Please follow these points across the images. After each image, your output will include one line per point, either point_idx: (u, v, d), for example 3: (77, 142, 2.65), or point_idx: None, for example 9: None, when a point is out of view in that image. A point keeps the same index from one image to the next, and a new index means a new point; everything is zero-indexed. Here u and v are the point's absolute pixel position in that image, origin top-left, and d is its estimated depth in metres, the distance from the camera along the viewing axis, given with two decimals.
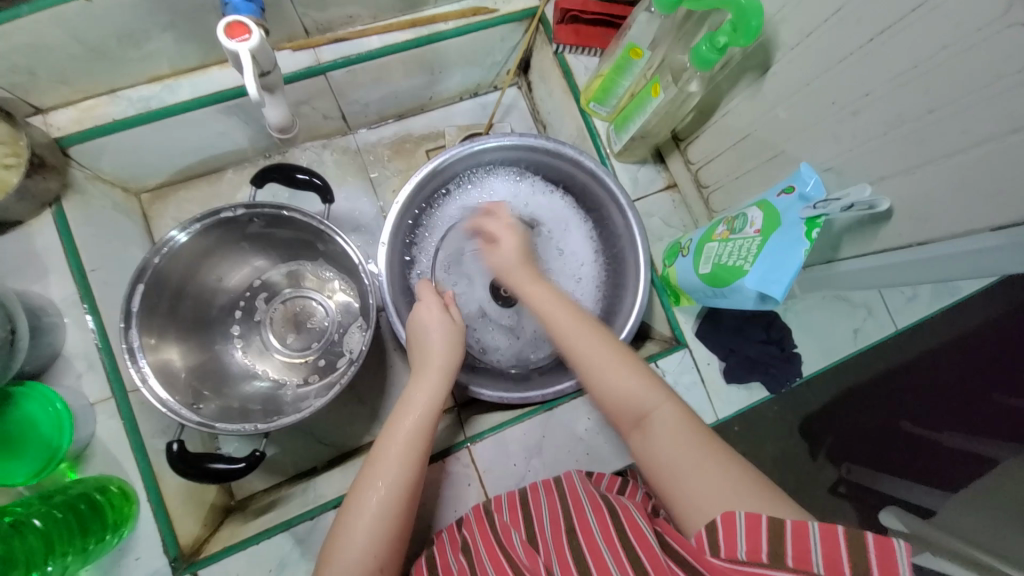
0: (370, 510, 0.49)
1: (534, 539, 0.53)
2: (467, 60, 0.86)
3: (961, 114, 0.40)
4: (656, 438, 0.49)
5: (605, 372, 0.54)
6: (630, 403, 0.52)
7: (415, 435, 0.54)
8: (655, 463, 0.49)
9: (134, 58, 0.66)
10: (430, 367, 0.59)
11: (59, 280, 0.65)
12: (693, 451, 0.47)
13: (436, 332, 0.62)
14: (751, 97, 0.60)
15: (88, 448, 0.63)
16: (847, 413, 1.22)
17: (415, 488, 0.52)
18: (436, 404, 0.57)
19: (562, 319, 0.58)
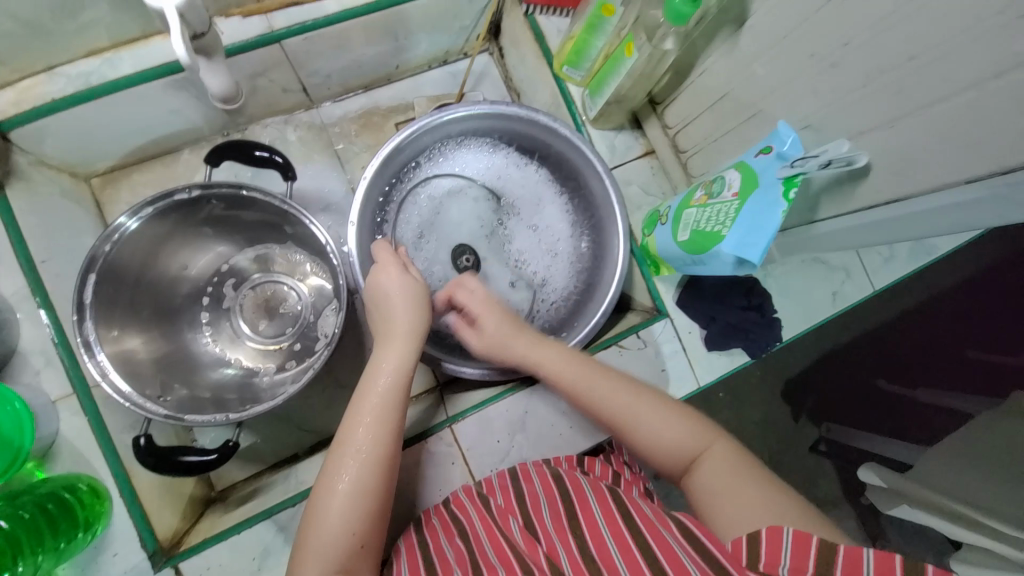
0: (345, 487, 0.48)
1: (532, 526, 0.52)
2: (433, 25, 0.81)
3: (941, 60, 0.38)
4: (708, 477, 0.49)
5: (645, 421, 0.54)
6: (675, 449, 0.52)
7: (383, 408, 0.52)
8: (707, 500, 0.48)
9: (67, 29, 0.61)
10: (396, 334, 0.57)
11: (7, 273, 0.61)
12: (740, 482, 0.48)
13: (399, 297, 0.59)
14: (727, 54, 0.57)
15: (54, 446, 0.60)
16: (828, 375, 1.24)
17: (392, 461, 0.51)
18: (404, 372, 0.55)
19: (580, 379, 0.58)
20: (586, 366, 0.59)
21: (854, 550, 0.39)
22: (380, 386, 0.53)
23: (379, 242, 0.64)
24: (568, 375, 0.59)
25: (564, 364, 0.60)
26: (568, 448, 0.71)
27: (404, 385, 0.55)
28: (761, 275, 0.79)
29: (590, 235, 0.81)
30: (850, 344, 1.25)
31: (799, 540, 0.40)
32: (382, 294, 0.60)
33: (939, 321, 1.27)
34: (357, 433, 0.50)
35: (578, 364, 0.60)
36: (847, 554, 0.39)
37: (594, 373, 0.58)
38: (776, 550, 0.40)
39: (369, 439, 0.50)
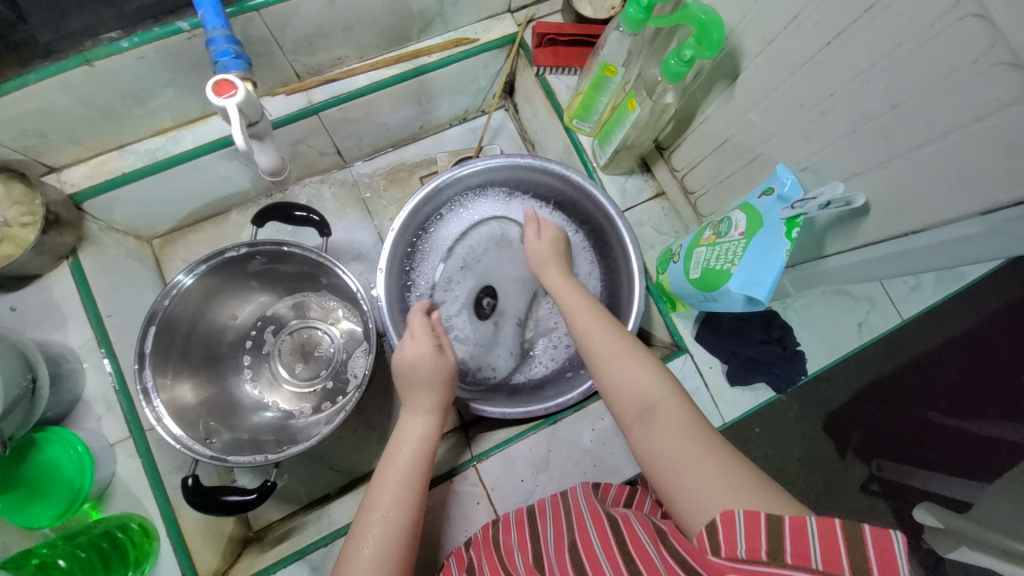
0: (371, 552, 0.50)
1: (539, 559, 0.53)
2: (453, 89, 0.89)
3: (922, 108, 0.40)
4: (658, 432, 0.50)
5: (614, 363, 0.56)
6: (637, 390, 0.53)
7: (411, 476, 0.55)
8: (654, 455, 0.49)
9: (139, 114, 0.70)
10: (423, 404, 0.61)
11: (78, 327, 0.69)
12: (692, 446, 0.47)
13: (427, 367, 0.62)
14: (724, 104, 0.61)
15: (110, 488, 0.65)
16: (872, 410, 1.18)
17: (415, 530, 0.53)
18: (428, 444, 0.58)
19: (579, 309, 0.62)
20: (581, 304, 0.63)
21: (800, 520, 0.38)
22: (405, 454, 0.56)
23: (417, 306, 0.69)
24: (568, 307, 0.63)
25: (570, 296, 0.65)
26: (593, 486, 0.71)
27: (427, 459, 0.57)
28: (780, 309, 0.79)
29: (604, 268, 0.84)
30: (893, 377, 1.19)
31: (748, 520, 0.39)
32: (413, 363, 0.62)
33: (984, 349, 1.22)
34: (384, 501, 0.52)
35: (579, 300, 0.64)
36: (794, 526, 0.38)
37: (586, 313, 0.61)
38: (731, 534, 0.39)
39: (396, 507, 0.52)
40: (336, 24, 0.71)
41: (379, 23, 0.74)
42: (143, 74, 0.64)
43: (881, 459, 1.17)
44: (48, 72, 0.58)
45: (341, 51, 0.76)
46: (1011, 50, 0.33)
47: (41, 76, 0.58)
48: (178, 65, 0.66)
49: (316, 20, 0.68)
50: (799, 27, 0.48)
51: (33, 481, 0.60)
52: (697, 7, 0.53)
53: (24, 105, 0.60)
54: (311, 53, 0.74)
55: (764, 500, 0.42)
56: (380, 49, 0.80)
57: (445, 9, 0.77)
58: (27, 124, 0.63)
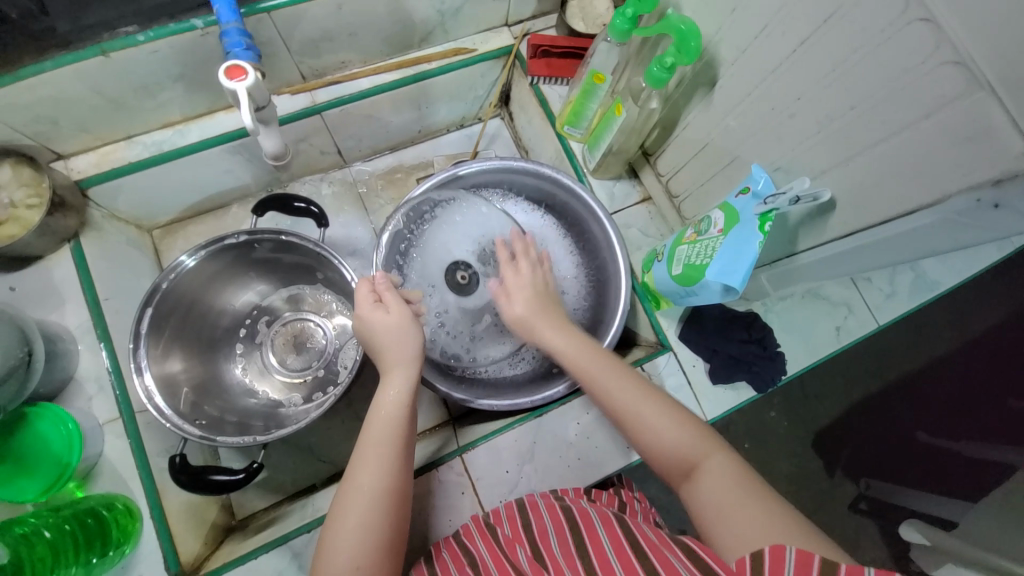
0: (354, 517, 0.51)
1: (539, 553, 0.55)
2: (451, 95, 0.93)
3: (878, 107, 0.44)
4: (706, 485, 0.52)
5: (651, 423, 0.56)
6: (680, 451, 0.54)
7: (385, 440, 0.55)
8: (701, 508, 0.51)
9: (149, 106, 0.73)
10: (394, 367, 0.59)
11: (75, 309, 0.70)
12: (739, 494, 0.50)
13: (386, 331, 0.60)
14: (704, 110, 0.65)
15: (97, 467, 0.66)
16: (859, 426, 1.19)
17: (398, 493, 0.54)
18: (401, 405, 0.58)
19: (593, 366, 0.61)
20: (602, 365, 0.61)
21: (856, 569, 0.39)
22: (381, 420, 0.56)
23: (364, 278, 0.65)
24: (581, 366, 0.61)
25: (579, 356, 0.62)
26: (577, 479, 0.72)
27: (401, 423, 0.57)
28: (761, 311, 0.82)
29: (591, 257, 0.86)
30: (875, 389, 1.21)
31: (799, 559, 0.41)
32: (372, 330, 0.61)
33: (971, 366, 1.23)
34: (362, 471, 0.53)
35: (593, 356, 0.62)
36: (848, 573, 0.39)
37: (606, 370, 0.60)
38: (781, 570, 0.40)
39: (370, 475, 0.53)
40: (343, 29, 0.75)
41: (383, 30, 0.79)
42: (156, 68, 0.68)
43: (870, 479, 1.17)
44: (63, 60, 0.61)
45: (344, 55, 0.80)
46: (955, 50, 0.37)
47: (57, 63, 0.61)
48: (191, 62, 0.69)
49: (323, 24, 0.72)
50: (768, 36, 0.52)
51: (24, 455, 0.61)
52: (677, 18, 0.58)
53: (37, 90, 0.63)
54: (317, 55, 0.78)
55: (804, 541, 0.45)
56: (383, 55, 0.84)
57: (446, 20, 0.82)
58: (39, 109, 0.66)
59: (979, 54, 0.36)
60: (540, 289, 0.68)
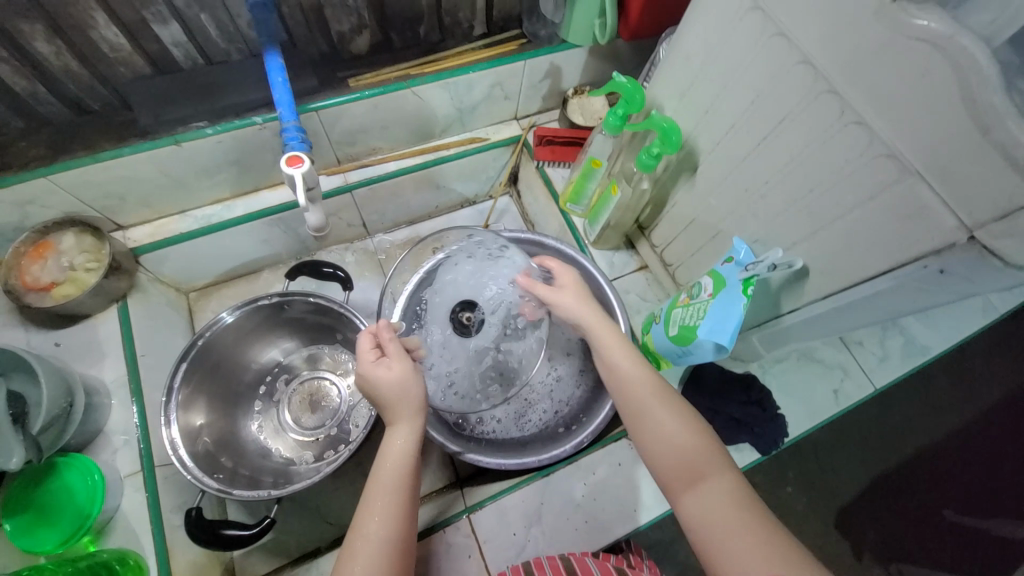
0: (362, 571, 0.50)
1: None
2: (466, 176, 1.05)
3: (833, 190, 0.52)
4: (706, 498, 0.52)
5: (665, 433, 0.58)
6: (688, 467, 0.55)
7: (392, 490, 0.55)
8: (700, 527, 0.52)
9: (205, 185, 0.84)
10: (402, 420, 0.59)
11: (114, 364, 0.75)
12: (742, 517, 0.50)
13: (387, 383, 0.59)
14: (689, 190, 0.74)
15: (112, 522, 0.67)
16: (881, 505, 1.15)
17: (404, 549, 0.53)
18: (407, 456, 0.57)
19: (637, 387, 0.62)
20: (645, 389, 0.61)
21: None
22: (386, 472, 0.56)
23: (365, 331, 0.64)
24: (629, 391, 0.62)
25: (632, 373, 0.63)
26: (584, 542, 0.72)
27: (407, 473, 0.57)
28: (759, 374, 0.86)
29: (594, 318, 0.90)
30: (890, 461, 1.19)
31: None
32: (375, 386, 0.60)
33: (981, 436, 1.22)
34: (370, 514, 0.53)
35: (641, 383, 0.62)
36: None
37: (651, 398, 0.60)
38: None
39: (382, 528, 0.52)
40: (376, 123, 0.88)
41: (410, 124, 0.92)
42: (216, 154, 0.79)
43: (901, 564, 1.12)
44: (140, 148, 0.72)
45: (376, 143, 0.93)
46: (885, 144, 0.46)
47: (134, 150, 0.72)
48: (247, 150, 0.81)
49: (360, 120, 0.85)
50: (736, 132, 0.62)
51: (47, 505, 0.63)
52: (659, 118, 0.69)
53: (115, 171, 0.73)
54: (352, 144, 0.90)
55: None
56: (408, 143, 0.97)
57: (464, 116, 0.95)
58: (112, 187, 0.76)
59: (904, 147, 0.44)
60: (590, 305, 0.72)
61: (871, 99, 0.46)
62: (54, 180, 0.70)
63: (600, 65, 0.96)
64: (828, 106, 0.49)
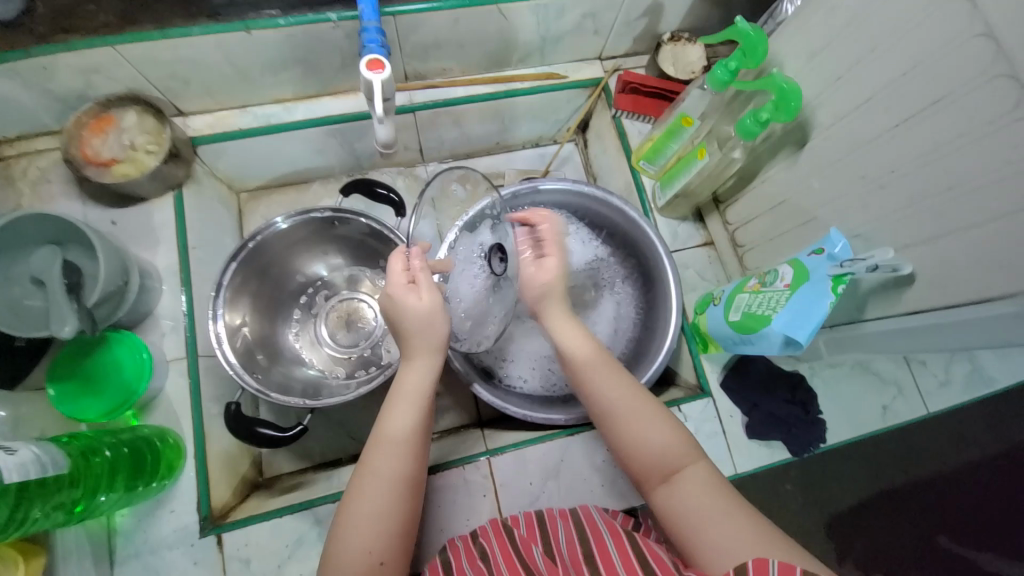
0: (371, 505, 0.52)
1: (552, 553, 0.57)
2: (535, 115, 0.98)
3: (977, 193, 0.45)
4: (680, 487, 0.53)
5: (632, 428, 0.58)
6: (659, 453, 0.55)
7: (404, 433, 0.55)
8: (679, 512, 0.52)
9: (269, 82, 0.80)
10: (417, 353, 0.58)
11: (166, 251, 0.76)
12: (714, 499, 0.51)
13: (414, 317, 0.56)
14: (787, 168, 0.67)
15: (154, 400, 0.70)
16: (883, 522, 1.14)
17: (414, 483, 0.55)
18: (422, 391, 0.58)
19: (598, 367, 0.63)
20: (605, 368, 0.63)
21: None
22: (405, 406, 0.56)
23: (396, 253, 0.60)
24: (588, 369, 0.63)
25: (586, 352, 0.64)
26: (598, 505, 0.72)
27: (425, 405, 0.58)
28: (807, 375, 0.82)
29: (639, 289, 0.89)
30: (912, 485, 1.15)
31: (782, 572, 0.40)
32: (399, 311, 0.57)
33: (1012, 478, 1.18)
34: (388, 436, 0.55)
35: (596, 360, 0.64)
36: None
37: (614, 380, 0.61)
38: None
39: (393, 463, 0.54)
40: (452, 39, 0.80)
41: (488, 47, 0.84)
42: (283, 49, 0.74)
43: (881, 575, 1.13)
44: (209, 29, 0.68)
45: (447, 63, 0.86)
46: None
47: (204, 30, 0.68)
48: (316, 50, 0.76)
49: (438, 33, 0.78)
50: (869, 109, 0.54)
51: (97, 376, 0.65)
52: (781, 77, 0.60)
53: (181, 51, 0.70)
54: (424, 60, 0.84)
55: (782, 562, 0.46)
56: (481, 68, 0.90)
57: (546, 46, 0.87)
58: (177, 68, 0.73)
59: None
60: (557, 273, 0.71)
61: None
62: (120, 50, 0.67)
63: (708, 9, 0.85)
64: (1003, 93, 0.41)
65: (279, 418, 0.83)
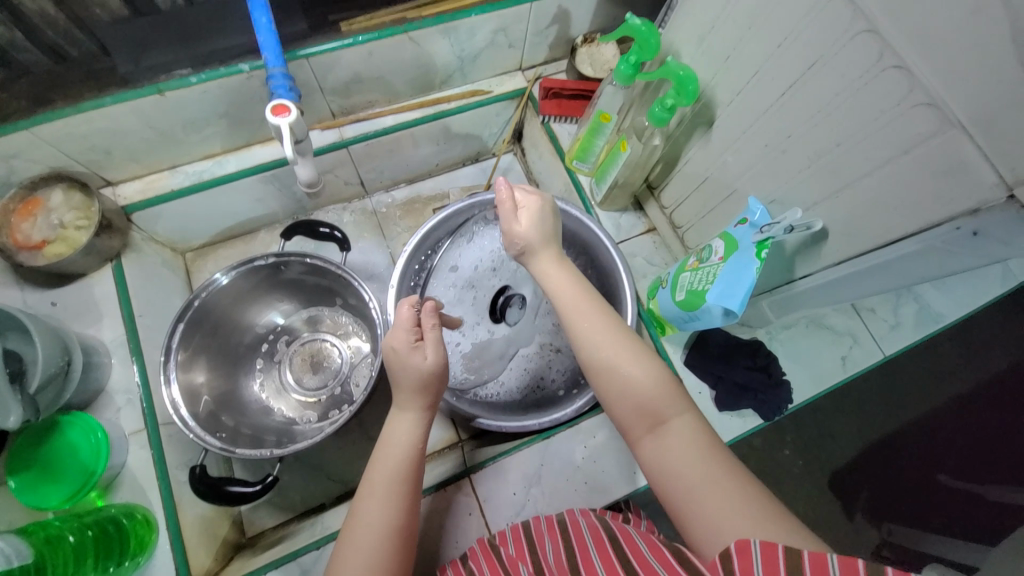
0: (363, 555, 0.49)
1: (541, 569, 0.57)
2: (469, 132, 1.00)
3: (862, 144, 0.48)
4: (667, 439, 0.51)
5: (626, 376, 0.54)
6: (649, 405, 0.53)
7: (394, 478, 0.53)
8: (666, 469, 0.50)
9: (194, 139, 0.80)
10: (406, 401, 0.57)
11: (111, 323, 0.75)
12: (708, 467, 0.49)
13: (417, 376, 0.56)
14: (704, 146, 0.70)
15: (118, 477, 0.68)
16: (879, 468, 1.16)
17: (409, 533, 0.52)
18: (413, 444, 0.56)
19: (586, 311, 0.59)
20: (593, 312, 0.59)
21: (818, 555, 0.38)
22: (394, 456, 0.55)
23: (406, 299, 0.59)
24: (573, 312, 0.59)
25: (574, 297, 0.60)
26: (584, 503, 0.72)
27: (416, 456, 0.56)
28: (766, 340, 0.84)
29: (596, 282, 0.88)
30: (895, 429, 1.18)
31: (765, 551, 0.40)
32: (401, 369, 0.57)
33: (988, 405, 1.20)
34: (375, 508, 0.51)
35: (585, 304, 0.59)
36: (813, 560, 0.38)
37: (604, 324, 0.58)
38: (748, 564, 0.40)
39: (384, 512, 0.51)
40: (371, 72, 0.82)
41: (408, 74, 0.86)
42: (202, 105, 0.75)
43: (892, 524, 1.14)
44: (121, 97, 0.68)
45: (371, 95, 0.88)
46: (926, 92, 0.41)
47: (116, 100, 0.68)
48: (237, 102, 0.77)
49: (355, 68, 0.80)
50: (760, 81, 0.57)
51: (52, 463, 0.63)
52: (676, 65, 0.64)
53: (96, 122, 0.70)
54: (347, 96, 0.85)
55: (782, 531, 0.43)
56: (406, 96, 0.91)
57: (464, 65, 0.89)
58: (95, 140, 0.72)
59: (946, 95, 0.40)
60: (541, 216, 0.63)
61: (913, 39, 0.41)
62: (35, 132, 0.67)
63: (612, 9, 0.89)
64: (864, 49, 0.44)
65: (256, 476, 0.83)
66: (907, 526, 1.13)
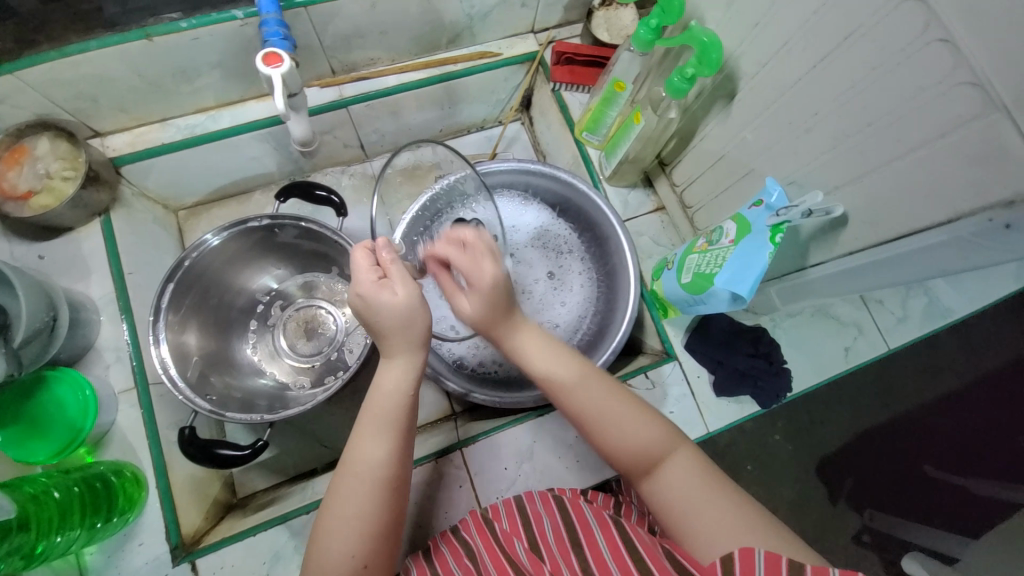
0: (349, 508, 0.49)
1: (536, 546, 0.56)
2: (476, 97, 0.96)
3: (895, 125, 0.45)
4: (670, 482, 0.51)
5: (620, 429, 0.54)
6: (642, 453, 0.53)
7: (379, 437, 0.51)
8: (668, 505, 0.51)
9: (186, 91, 0.76)
10: (393, 352, 0.53)
11: (100, 280, 0.73)
12: (707, 492, 0.50)
13: (393, 315, 0.51)
14: (723, 122, 0.66)
15: (107, 435, 0.68)
16: (869, 457, 1.16)
17: (400, 480, 0.52)
18: (403, 391, 0.53)
19: (564, 374, 0.56)
20: (577, 375, 0.56)
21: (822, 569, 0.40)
22: (382, 407, 0.52)
23: (361, 245, 0.53)
24: (552, 384, 0.56)
25: (545, 365, 0.57)
26: (574, 481, 0.72)
27: (408, 403, 0.53)
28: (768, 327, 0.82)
29: (600, 262, 0.87)
30: (890, 422, 1.17)
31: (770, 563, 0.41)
32: (377, 311, 0.51)
33: (981, 401, 1.20)
34: (359, 464, 0.50)
35: (559, 369, 0.57)
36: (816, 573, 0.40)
37: (586, 390, 0.55)
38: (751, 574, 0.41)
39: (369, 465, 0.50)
40: (373, 27, 0.77)
41: (413, 30, 0.81)
42: (194, 54, 0.70)
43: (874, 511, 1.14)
44: (107, 41, 0.64)
45: (374, 52, 0.83)
46: (973, 71, 0.38)
47: (101, 44, 0.64)
48: (232, 51, 0.72)
49: (356, 21, 0.75)
50: (789, 52, 0.53)
51: (38, 419, 0.63)
52: (701, 30, 0.60)
53: (80, 67, 0.66)
54: (348, 51, 0.81)
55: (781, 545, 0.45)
56: (410, 54, 0.87)
57: (474, 23, 0.84)
58: (80, 87, 0.68)
59: (993, 75, 0.37)
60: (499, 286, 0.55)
61: (964, 9, 0.37)
62: (18, 76, 0.63)
63: None
64: (909, 19, 0.41)
65: (247, 438, 0.83)
66: (887, 513, 1.14)
